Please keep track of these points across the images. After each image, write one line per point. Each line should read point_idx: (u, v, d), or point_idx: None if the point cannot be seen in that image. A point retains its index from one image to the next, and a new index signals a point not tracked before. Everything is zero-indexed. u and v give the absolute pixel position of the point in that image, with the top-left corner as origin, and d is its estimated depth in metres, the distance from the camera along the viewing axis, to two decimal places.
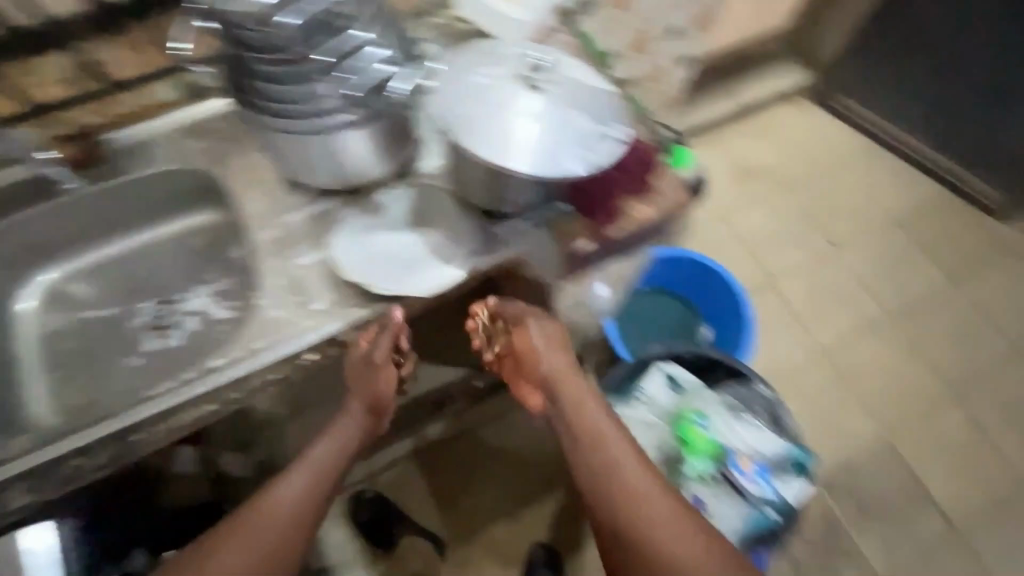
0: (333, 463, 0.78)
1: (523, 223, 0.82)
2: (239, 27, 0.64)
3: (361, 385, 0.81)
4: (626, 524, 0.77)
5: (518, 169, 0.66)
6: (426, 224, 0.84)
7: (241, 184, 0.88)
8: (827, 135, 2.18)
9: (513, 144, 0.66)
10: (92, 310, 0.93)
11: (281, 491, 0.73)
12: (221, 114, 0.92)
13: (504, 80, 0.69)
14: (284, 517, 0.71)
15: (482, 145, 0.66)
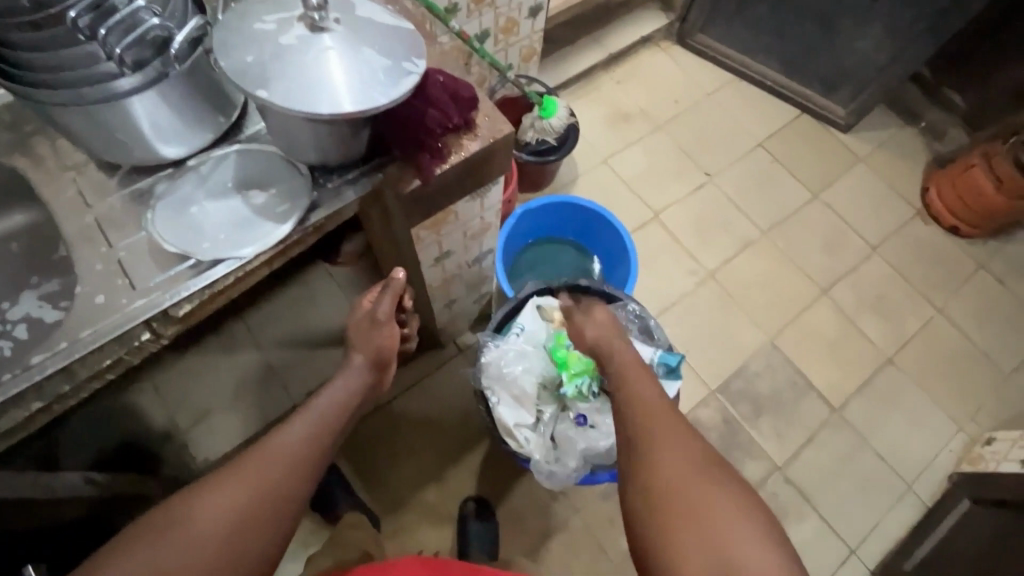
0: (340, 411, 0.82)
1: (352, 172, 0.83)
2: None
3: (366, 338, 0.90)
4: (667, 479, 0.68)
5: (310, 110, 0.66)
6: (253, 186, 0.82)
7: (43, 174, 0.83)
8: (690, 72, 2.31)
9: (303, 87, 0.66)
10: None
11: (282, 436, 0.73)
12: (8, 104, 0.86)
13: (286, 25, 0.68)
14: (289, 460, 0.71)
15: (270, 91, 0.66)
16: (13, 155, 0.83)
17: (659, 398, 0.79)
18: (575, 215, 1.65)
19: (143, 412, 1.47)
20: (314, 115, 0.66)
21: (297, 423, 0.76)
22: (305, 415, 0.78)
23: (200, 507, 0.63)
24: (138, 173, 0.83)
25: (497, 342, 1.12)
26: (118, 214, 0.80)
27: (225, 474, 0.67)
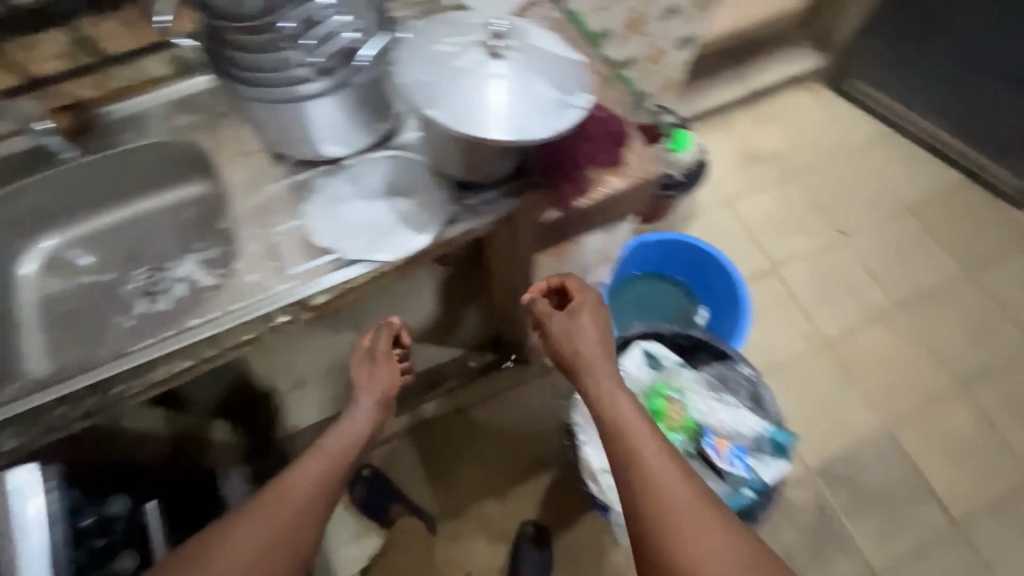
0: (350, 451, 0.84)
1: (490, 193, 0.83)
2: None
3: (369, 376, 0.91)
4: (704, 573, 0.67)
5: (478, 134, 0.67)
6: (400, 191, 0.85)
7: (225, 155, 0.91)
8: (839, 120, 2.12)
9: (472, 109, 0.67)
10: (89, 274, 0.97)
11: (298, 475, 0.76)
12: (209, 89, 0.95)
13: (467, 47, 0.69)
14: (300, 499, 0.74)
15: (443, 109, 0.67)
16: (203, 135, 0.93)
17: (671, 470, 0.74)
18: (690, 254, 1.57)
19: (253, 371, 1.59)
20: (480, 138, 0.67)
21: (310, 461, 0.78)
22: (314, 454, 0.80)
23: (218, 551, 0.66)
24: (300, 166, 0.89)
25: None
26: (278, 201, 0.87)
27: (244, 512, 0.70)
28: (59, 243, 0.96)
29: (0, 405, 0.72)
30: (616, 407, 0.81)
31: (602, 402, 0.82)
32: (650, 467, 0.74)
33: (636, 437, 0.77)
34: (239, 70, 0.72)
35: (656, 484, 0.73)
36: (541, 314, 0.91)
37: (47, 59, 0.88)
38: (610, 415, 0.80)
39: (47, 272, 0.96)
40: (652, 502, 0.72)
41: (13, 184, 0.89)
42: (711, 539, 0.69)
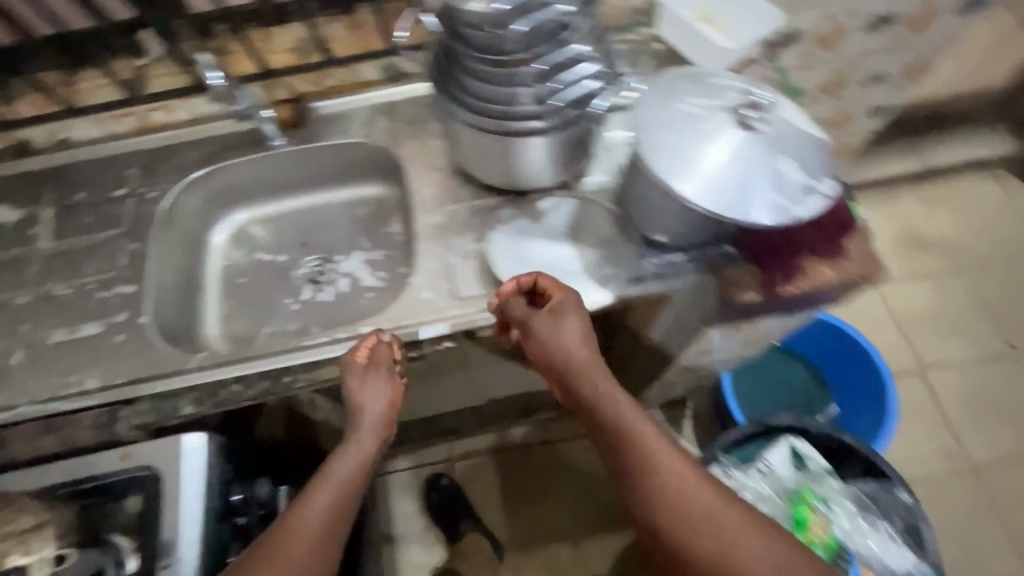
0: (359, 476, 0.68)
1: (681, 256, 0.78)
2: (469, 27, 0.67)
3: (373, 395, 0.73)
4: None
5: (710, 209, 0.63)
6: (586, 241, 0.82)
7: (416, 165, 0.92)
8: None
9: (706, 177, 0.63)
10: (266, 252, 1.02)
11: (307, 505, 0.63)
12: (411, 98, 0.98)
13: (714, 112, 0.65)
14: (327, 522, 0.63)
15: (679, 176, 0.63)
16: (397, 142, 0.95)
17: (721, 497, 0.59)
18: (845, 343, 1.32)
19: None
20: (711, 214, 0.63)
21: (336, 469, 0.67)
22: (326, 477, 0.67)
23: None
24: (486, 190, 0.88)
25: (729, 470, 1.00)
26: (459, 221, 0.87)
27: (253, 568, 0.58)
28: (247, 218, 1.02)
29: (188, 371, 0.77)
30: (636, 436, 0.63)
31: (617, 439, 0.63)
32: (695, 500, 0.59)
33: (678, 471, 0.61)
34: (473, 99, 0.73)
35: (702, 525, 0.57)
36: (518, 319, 0.72)
37: (280, 51, 0.94)
38: (639, 453, 0.62)
39: (232, 242, 1.01)
40: (705, 546, 0.57)
41: (227, 159, 0.96)
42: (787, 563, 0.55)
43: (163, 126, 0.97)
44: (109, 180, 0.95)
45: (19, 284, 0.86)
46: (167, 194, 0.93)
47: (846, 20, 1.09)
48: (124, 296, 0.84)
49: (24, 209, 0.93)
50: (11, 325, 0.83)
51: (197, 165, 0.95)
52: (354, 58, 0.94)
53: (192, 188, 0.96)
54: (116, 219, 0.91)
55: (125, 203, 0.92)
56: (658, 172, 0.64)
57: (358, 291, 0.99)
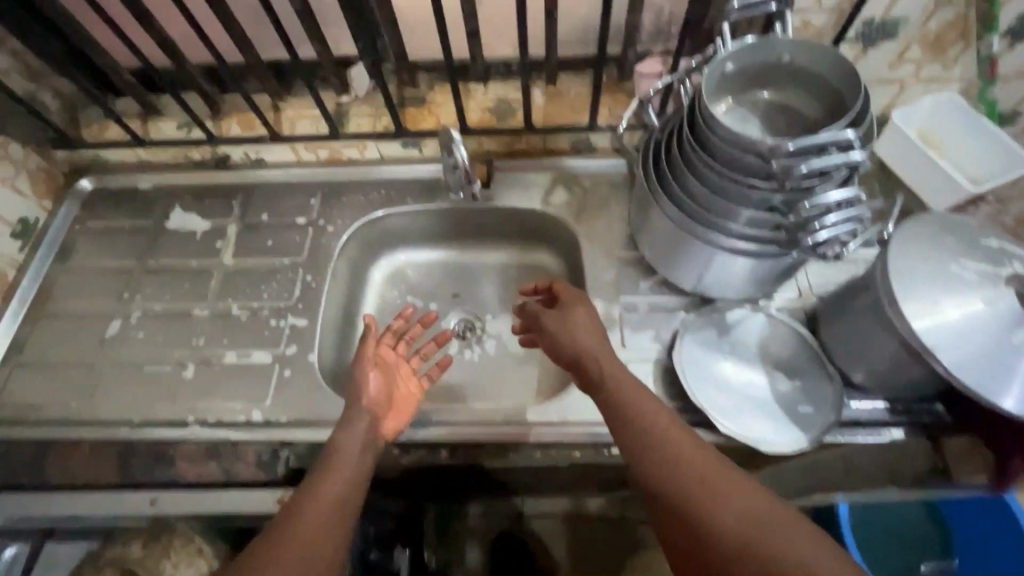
0: (364, 450, 0.66)
1: (880, 403, 0.74)
2: (734, 151, 0.61)
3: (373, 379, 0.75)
4: None
5: (979, 393, 0.58)
6: (780, 370, 0.77)
7: (594, 246, 0.90)
8: None
9: (965, 344, 0.59)
10: (419, 298, 1.02)
11: (307, 497, 0.59)
12: (595, 174, 0.96)
13: (991, 283, 0.60)
14: (348, 473, 0.63)
15: (946, 347, 0.59)
16: (576, 217, 0.93)
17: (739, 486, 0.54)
18: None
19: None
20: (977, 396, 0.58)
21: (356, 422, 0.69)
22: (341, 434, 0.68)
23: None
24: (667, 286, 0.85)
25: None
26: (637, 317, 0.83)
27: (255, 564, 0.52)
28: (407, 261, 1.03)
29: None
30: (660, 427, 0.61)
31: (629, 427, 0.62)
32: (706, 485, 0.55)
33: (691, 454, 0.58)
34: (710, 214, 0.68)
35: (718, 509, 0.53)
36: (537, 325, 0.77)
37: (478, 109, 0.94)
38: (648, 436, 0.61)
39: (389, 282, 1.02)
40: (721, 535, 0.51)
41: (405, 204, 0.96)
42: (808, 541, 0.48)
43: (349, 161, 0.99)
44: (292, 206, 0.97)
45: (199, 296, 0.89)
46: (344, 233, 0.94)
47: None
48: (296, 329, 0.85)
49: (212, 220, 0.97)
50: (188, 336, 0.86)
51: (374, 205, 0.96)
52: (551, 128, 0.92)
53: (367, 227, 0.97)
54: (295, 247, 0.93)
55: (305, 232, 0.94)
56: (910, 326, 0.60)
57: (503, 356, 0.96)
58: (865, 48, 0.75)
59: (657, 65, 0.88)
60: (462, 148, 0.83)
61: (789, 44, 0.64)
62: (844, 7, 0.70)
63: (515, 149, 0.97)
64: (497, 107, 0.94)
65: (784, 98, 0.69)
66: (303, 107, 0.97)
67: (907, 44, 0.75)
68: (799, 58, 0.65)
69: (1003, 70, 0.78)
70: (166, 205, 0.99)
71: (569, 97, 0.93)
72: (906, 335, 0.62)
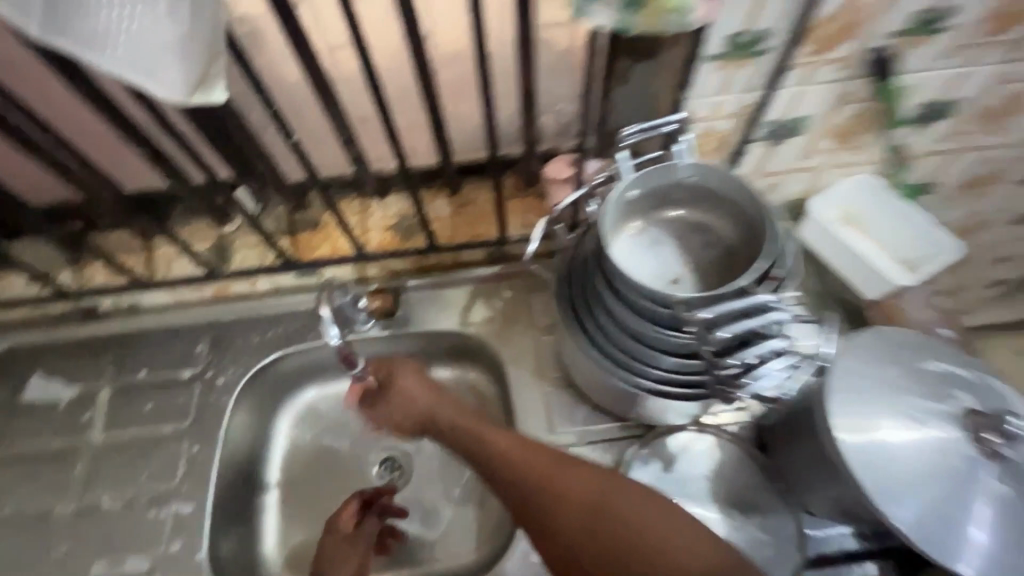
0: None
1: (846, 530, 0.67)
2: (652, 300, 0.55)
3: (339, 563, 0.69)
4: None
5: (923, 547, 0.51)
6: (742, 507, 0.69)
7: (518, 370, 0.81)
8: None
9: (919, 491, 0.52)
10: (334, 438, 0.87)
11: None
12: (513, 281, 0.87)
13: (936, 422, 0.54)
14: None
15: (887, 496, 0.52)
16: (500, 336, 0.84)
17: (589, 492, 0.59)
18: None
19: None
20: (921, 551, 0.51)
21: None
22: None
23: None
24: (602, 412, 0.76)
25: None
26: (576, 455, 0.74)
27: None
28: (315, 397, 0.89)
29: None
30: (511, 457, 0.63)
31: (501, 472, 0.63)
32: (569, 506, 0.59)
33: (554, 472, 0.61)
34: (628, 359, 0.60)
35: (580, 522, 0.58)
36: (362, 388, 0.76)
37: (377, 230, 0.85)
38: (516, 477, 0.62)
39: (296, 426, 0.88)
40: (580, 546, 0.57)
41: (303, 344, 0.84)
42: (659, 525, 0.56)
43: (239, 296, 0.87)
44: (174, 358, 0.84)
45: (64, 490, 0.75)
46: (238, 385, 0.81)
47: (992, 216, 0.96)
48: (180, 518, 0.72)
49: (80, 386, 0.83)
50: (51, 545, 0.72)
51: (271, 347, 0.84)
52: (457, 244, 0.84)
53: (260, 375, 0.84)
54: (178, 410, 0.80)
55: (190, 389, 0.81)
56: (854, 469, 0.53)
57: (434, 502, 0.83)
58: (774, 144, 0.71)
59: (564, 168, 0.80)
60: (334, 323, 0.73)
61: (693, 168, 0.59)
62: (744, 112, 0.66)
63: (424, 265, 0.87)
64: (398, 226, 0.85)
65: (696, 215, 0.64)
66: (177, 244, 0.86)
67: (815, 136, 0.71)
68: (704, 180, 0.60)
69: (911, 152, 0.76)
70: (22, 372, 0.84)
71: (475, 209, 0.86)
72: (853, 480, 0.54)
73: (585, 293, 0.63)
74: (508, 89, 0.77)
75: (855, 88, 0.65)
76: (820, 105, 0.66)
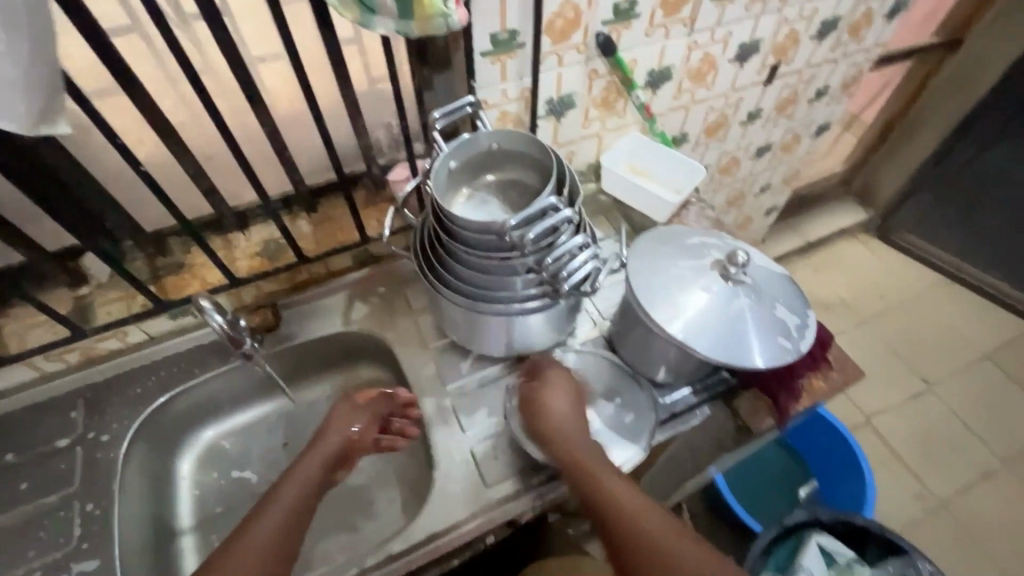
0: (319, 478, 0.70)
1: (686, 390, 0.85)
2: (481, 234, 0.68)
3: (340, 423, 0.78)
4: None
5: (717, 359, 0.69)
6: (609, 395, 0.84)
7: (405, 348, 0.90)
8: (910, 272, 2.01)
9: (699, 323, 0.71)
10: (244, 468, 0.89)
11: (268, 514, 0.64)
12: (384, 277, 0.97)
13: (701, 273, 0.73)
14: (301, 486, 0.68)
15: (683, 333, 0.70)
16: (382, 325, 0.93)
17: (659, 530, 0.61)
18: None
19: None
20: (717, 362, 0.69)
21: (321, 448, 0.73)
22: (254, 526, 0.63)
23: None
24: (485, 359, 0.88)
25: None
26: (470, 400, 0.85)
27: None
28: (214, 434, 0.90)
29: None
30: (607, 492, 0.65)
31: (589, 502, 0.65)
32: (642, 543, 0.60)
33: (635, 510, 0.63)
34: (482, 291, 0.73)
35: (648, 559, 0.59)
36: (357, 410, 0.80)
37: (245, 258, 0.91)
38: (602, 508, 0.64)
39: (201, 468, 0.88)
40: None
41: (189, 382, 0.86)
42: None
43: (110, 355, 0.86)
44: (45, 431, 0.80)
45: None
46: (127, 435, 0.80)
47: (739, 153, 1.28)
48: None
49: None
50: None
51: (155, 392, 0.84)
52: (325, 253, 0.93)
53: (150, 422, 0.83)
54: (62, 478, 0.77)
55: (72, 454, 0.78)
56: (656, 323, 0.71)
57: (358, 491, 0.88)
58: (557, 118, 0.92)
59: (405, 170, 0.92)
60: (219, 312, 0.79)
61: (491, 135, 0.76)
62: (524, 95, 0.86)
63: (298, 281, 0.94)
64: (265, 250, 0.92)
65: (508, 174, 0.80)
66: (32, 316, 0.84)
67: (584, 107, 0.93)
68: (503, 143, 0.77)
69: (657, 109, 1.02)
70: None
71: (335, 222, 0.96)
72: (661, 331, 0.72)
73: (436, 251, 0.76)
74: (337, 111, 0.90)
75: (596, 66, 0.87)
76: (577, 82, 0.88)
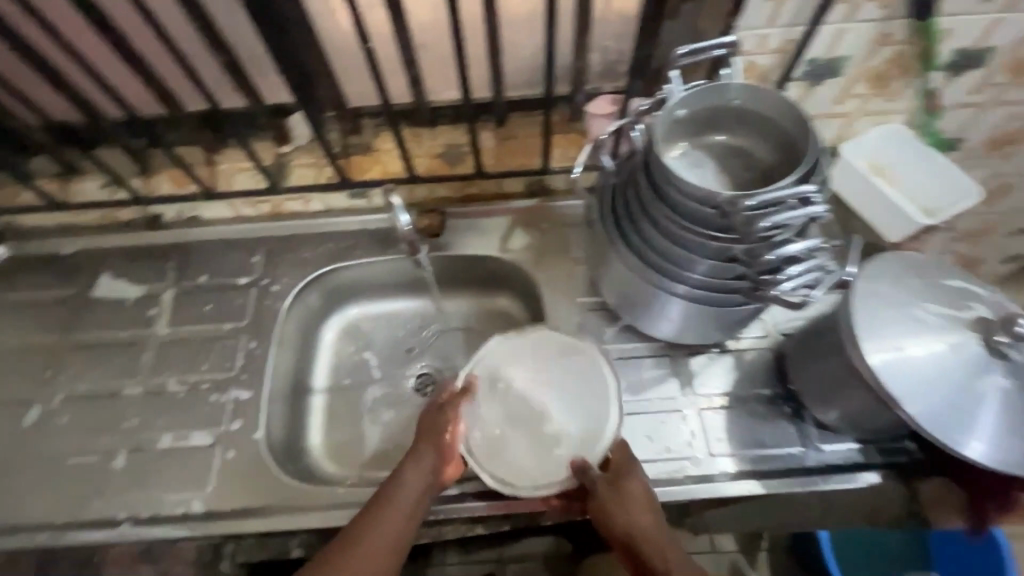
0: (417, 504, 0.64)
1: (853, 444, 0.73)
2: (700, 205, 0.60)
3: (426, 436, 0.69)
4: None
5: (941, 441, 0.56)
6: (585, 403, 0.71)
7: (552, 292, 0.86)
8: None
9: (934, 393, 0.57)
10: (374, 354, 0.93)
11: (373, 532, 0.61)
12: (550, 213, 0.92)
13: (952, 331, 0.59)
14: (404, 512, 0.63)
15: (908, 396, 0.57)
16: (536, 261, 0.89)
17: None
18: None
19: None
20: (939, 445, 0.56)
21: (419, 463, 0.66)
22: (367, 550, 0.60)
23: None
24: (632, 331, 0.82)
25: None
26: None
27: None
28: (357, 313, 0.95)
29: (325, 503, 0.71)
30: None
31: None
32: None
33: None
34: (672, 265, 0.66)
35: None
36: (440, 420, 0.70)
37: (425, 157, 0.90)
38: None
39: (341, 339, 0.94)
40: None
41: (350, 261, 0.90)
42: None
43: (293, 215, 0.92)
44: (230, 266, 0.90)
45: (131, 373, 0.82)
46: (292, 291, 0.88)
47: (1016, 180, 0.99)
48: (238, 403, 0.79)
49: (145, 285, 0.89)
50: (119, 419, 0.78)
51: (321, 261, 0.90)
52: (501, 172, 0.90)
53: (311, 286, 0.90)
54: (236, 311, 0.86)
55: (247, 293, 0.87)
56: (878, 374, 0.58)
57: None
58: (811, 86, 0.75)
59: (608, 105, 0.83)
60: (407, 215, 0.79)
61: (738, 90, 0.63)
62: (787, 49, 0.70)
63: (467, 192, 0.92)
64: (446, 154, 0.90)
65: (736, 140, 0.68)
66: (239, 159, 0.91)
67: (851, 80, 0.75)
68: (749, 102, 0.64)
69: (942, 101, 0.80)
70: (92, 270, 0.90)
71: (518, 143, 0.91)
72: (877, 385, 0.58)
73: (631, 207, 0.68)
74: None
75: (894, 30, 0.68)
76: (858, 46, 0.70)
